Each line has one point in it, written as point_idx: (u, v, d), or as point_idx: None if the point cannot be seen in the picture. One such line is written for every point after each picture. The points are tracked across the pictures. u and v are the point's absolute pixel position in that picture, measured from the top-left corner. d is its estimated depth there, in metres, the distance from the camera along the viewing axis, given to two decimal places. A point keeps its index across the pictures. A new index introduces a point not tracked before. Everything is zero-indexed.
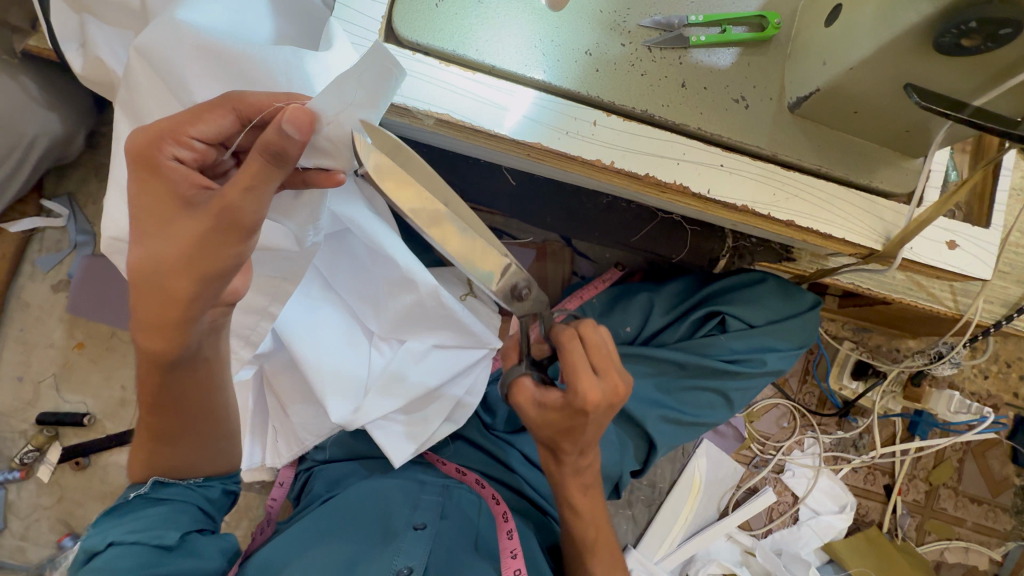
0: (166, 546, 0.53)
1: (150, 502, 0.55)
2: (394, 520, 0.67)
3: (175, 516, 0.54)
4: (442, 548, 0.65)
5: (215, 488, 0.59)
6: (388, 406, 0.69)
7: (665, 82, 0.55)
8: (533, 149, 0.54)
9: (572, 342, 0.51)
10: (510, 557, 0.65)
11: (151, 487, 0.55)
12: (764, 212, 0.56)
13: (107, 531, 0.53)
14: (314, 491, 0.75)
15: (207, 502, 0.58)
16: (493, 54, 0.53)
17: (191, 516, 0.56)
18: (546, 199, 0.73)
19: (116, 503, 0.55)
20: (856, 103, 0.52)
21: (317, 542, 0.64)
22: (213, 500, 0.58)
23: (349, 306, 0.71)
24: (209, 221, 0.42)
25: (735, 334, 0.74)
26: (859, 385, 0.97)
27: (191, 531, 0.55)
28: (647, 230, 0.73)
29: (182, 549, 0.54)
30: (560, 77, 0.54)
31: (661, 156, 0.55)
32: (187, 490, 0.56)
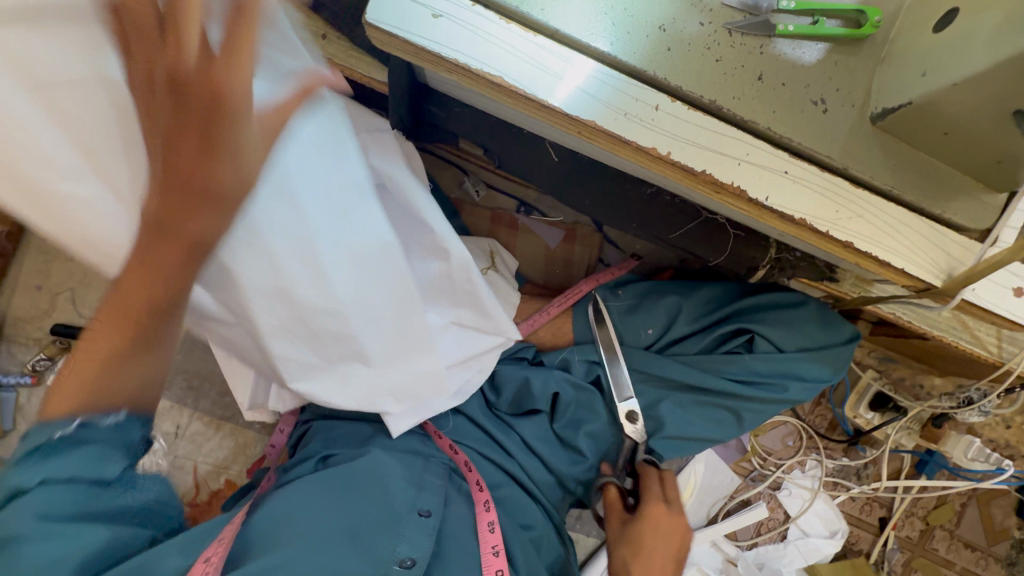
0: (105, 480, 0.53)
1: (72, 444, 0.51)
2: (396, 503, 0.65)
3: (104, 458, 0.52)
4: (442, 537, 0.65)
5: (136, 428, 0.54)
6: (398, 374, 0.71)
7: (740, 72, 0.50)
8: (586, 127, 0.50)
9: (653, 478, 0.76)
10: (494, 555, 0.65)
11: (72, 430, 0.50)
12: (822, 229, 0.52)
13: (32, 471, 0.50)
14: (313, 446, 0.75)
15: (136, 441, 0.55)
16: (559, 17, 0.48)
17: (124, 455, 0.54)
18: (586, 182, 0.69)
19: (30, 439, 0.50)
20: (947, 124, 0.47)
21: (315, 505, 0.63)
22: (133, 443, 0.54)
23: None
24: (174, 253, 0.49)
25: (762, 356, 0.71)
26: (874, 416, 0.94)
27: (129, 466, 0.55)
28: (689, 228, 0.69)
29: (119, 482, 0.55)
30: (627, 51, 0.49)
31: (723, 153, 0.50)
32: (111, 431, 0.52)
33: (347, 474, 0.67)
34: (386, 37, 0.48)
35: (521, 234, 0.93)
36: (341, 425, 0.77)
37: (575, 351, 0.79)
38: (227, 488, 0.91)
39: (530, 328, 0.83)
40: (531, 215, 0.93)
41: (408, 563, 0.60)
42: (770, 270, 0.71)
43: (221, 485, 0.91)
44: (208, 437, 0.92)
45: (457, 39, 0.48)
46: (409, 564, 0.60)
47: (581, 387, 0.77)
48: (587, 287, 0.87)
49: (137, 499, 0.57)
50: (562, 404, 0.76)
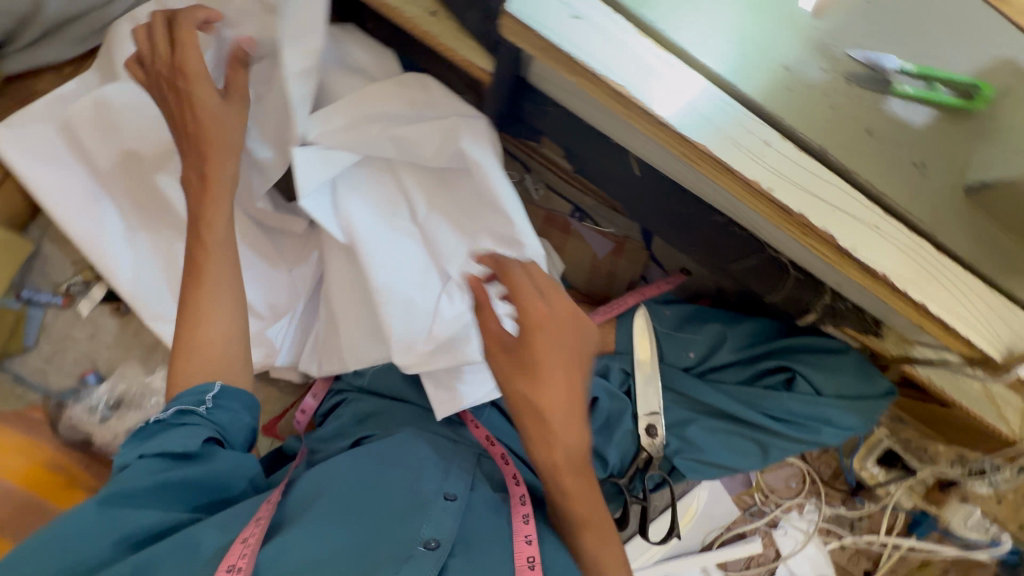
0: (186, 454, 0.61)
1: (174, 424, 0.62)
2: (424, 490, 0.66)
3: (193, 434, 0.61)
4: (467, 525, 0.65)
5: (222, 411, 0.64)
6: (448, 359, 0.72)
7: (851, 122, 0.52)
8: (694, 149, 0.50)
9: (516, 278, 0.59)
10: (524, 544, 0.64)
11: (174, 414, 0.63)
12: (902, 287, 0.52)
13: (137, 447, 0.62)
14: (342, 421, 0.81)
15: (229, 422, 0.65)
16: (690, 40, 0.50)
17: (211, 433, 0.63)
18: (662, 201, 0.70)
19: (144, 427, 0.64)
20: None
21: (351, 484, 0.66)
22: (222, 424, 0.64)
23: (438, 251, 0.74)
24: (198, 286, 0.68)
25: (800, 396, 0.73)
26: (880, 471, 0.97)
27: (210, 443, 0.63)
28: (752, 262, 0.70)
29: (201, 456, 0.62)
30: (749, 84, 0.50)
31: (822, 198, 0.51)
32: (202, 416, 0.63)
33: (381, 455, 0.71)
34: (521, 28, 0.48)
35: (570, 239, 0.95)
36: (377, 403, 0.82)
37: (615, 358, 0.81)
38: None
39: None
40: (582, 221, 0.93)
41: (433, 545, 0.60)
42: (821, 315, 0.73)
43: None
44: None
45: (590, 43, 0.48)
46: (434, 545, 0.59)
47: (617, 395, 0.78)
48: (633, 300, 0.87)
49: (207, 468, 0.62)
50: (598, 411, 0.76)
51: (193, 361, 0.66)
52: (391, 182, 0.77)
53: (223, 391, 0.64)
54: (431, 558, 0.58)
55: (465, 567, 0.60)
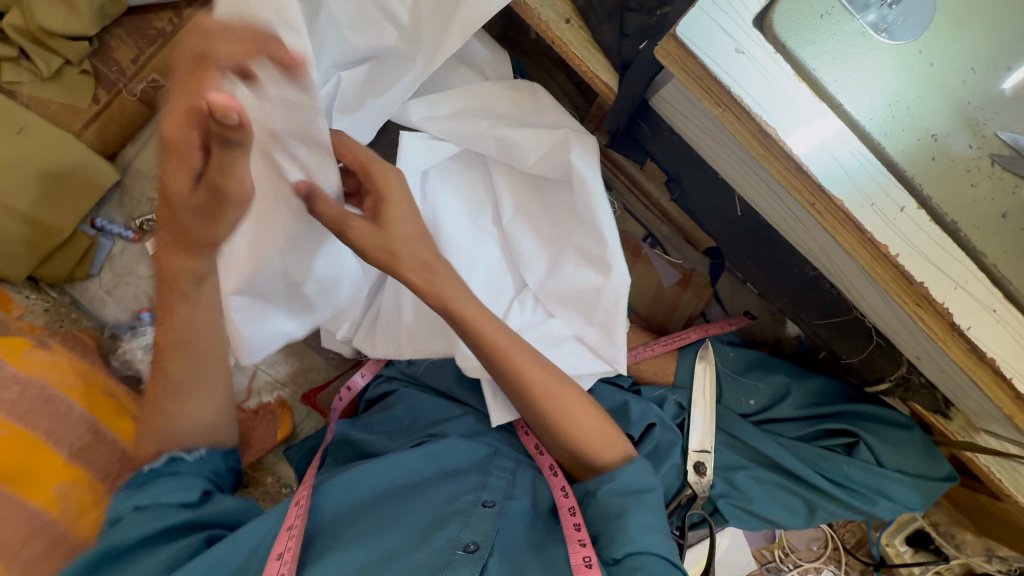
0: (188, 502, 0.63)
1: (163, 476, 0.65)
2: (461, 497, 0.65)
3: (189, 486, 0.64)
4: (505, 529, 0.63)
5: (214, 464, 0.70)
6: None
7: (988, 203, 0.51)
8: (827, 202, 0.50)
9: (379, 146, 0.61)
10: (579, 544, 0.61)
11: (165, 462, 0.66)
12: (1008, 374, 0.52)
13: (129, 499, 0.62)
14: (395, 411, 0.79)
15: (217, 472, 0.70)
16: (844, 93, 0.49)
17: (204, 483, 0.66)
18: (757, 243, 0.70)
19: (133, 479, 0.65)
20: None
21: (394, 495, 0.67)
22: (214, 475, 0.69)
23: (522, 261, 0.79)
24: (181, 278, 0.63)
25: (861, 463, 0.73)
26: (907, 550, 0.97)
27: (206, 494, 0.66)
28: (836, 321, 0.70)
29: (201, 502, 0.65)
30: (893, 148, 0.50)
31: (944, 273, 0.51)
32: (196, 465, 0.68)
33: (424, 458, 0.71)
34: (681, 53, 0.49)
35: (640, 262, 0.93)
36: (426, 397, 0.81)
37: (673, 391, 0.80)
38: (277, 404, 0.91)
39: (633, 358, 0.84)
40: (653, 248, 0.93)
41: (471, 548, 0.59)
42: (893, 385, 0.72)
43: (272, 399, 0.91)
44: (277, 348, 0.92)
45: (746, 80, 0.48)
46: (472, 549, 0.59)
47: (669, 427, 0.76)
48: (693, 334, 0.88)
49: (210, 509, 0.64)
50: (649, 437, 0.74)
51: (175, 429, 0.68)
52: (482, 181, 0.81)
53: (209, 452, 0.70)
54: (470, 562, 0.58)
55: (503, 568, 0.59)
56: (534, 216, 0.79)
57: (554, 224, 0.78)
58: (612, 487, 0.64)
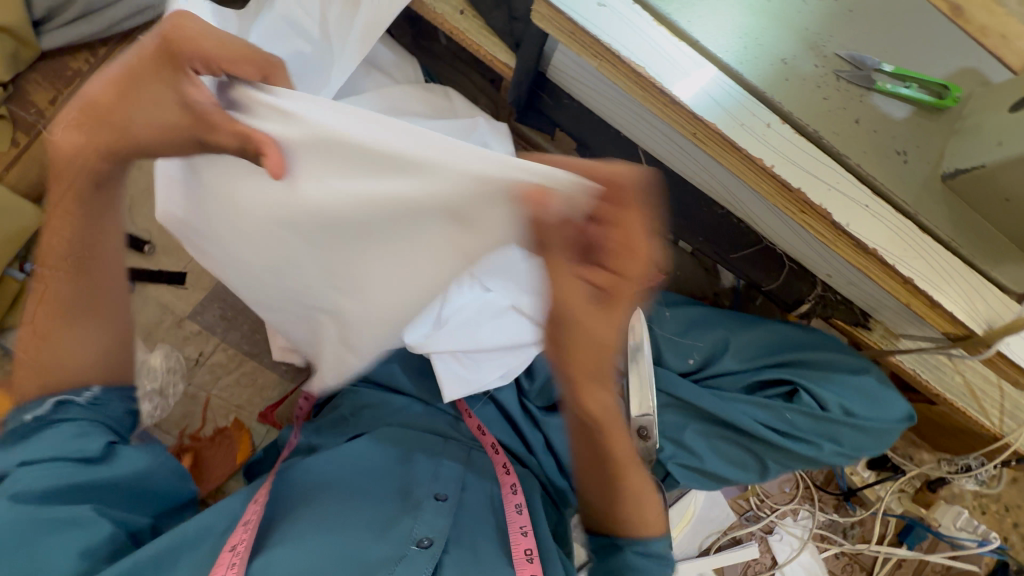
0: (87, 459, 0.57)
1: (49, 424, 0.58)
2: (415, 491, 0.66)
3: (88, 438, 0.58)
4: (461, 526, 0.65)
5: (116, 407, 0.63)
6: (455, 344, 0.73)
7: (841, 112, 0.58)
8: (704, 128, 0.56)
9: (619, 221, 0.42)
10: (521, 535, 0.64)
11: (49, 408, 0.59)
12: (891, 260, 0.58)
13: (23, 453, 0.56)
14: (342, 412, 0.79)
15: (115, 418, 0.63)
16: (699, 30, 0.56)
17: (106, 432, 0.60)
18: (666, 191, 0.75)
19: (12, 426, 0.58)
20: (1013, 190, 0.54)
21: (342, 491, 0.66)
22: (115, 418, 0.63)
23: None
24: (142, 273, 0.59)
25: (802, 410, 0.77)
26: (870, 474, 1.00)
27: (110, 445, 0.60)
28: (749, 252, 0.75)
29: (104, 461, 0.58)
30: (751, 74, 0.56)
31: (816, 177, 0.57)
32: (88, 409, 0.60)
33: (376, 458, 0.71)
34: (552, 14, 0.54)
35: None
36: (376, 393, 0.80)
37: None
38: (234, 427, 0.89)
39: None
40: None
41: (426, 543, 0.60)
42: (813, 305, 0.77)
43: (227, 424, 0.89)
44: (228, 371, 0.90)
45: (611, 28, 0.54)
46: (426, 544, 0.60)
47: None
48: None
49: (119, 472, 0.59)
50: None
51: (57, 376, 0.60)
52: None
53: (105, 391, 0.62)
54: (425, 557, 0.58)
55: (458, 563, 0.60)
56: None
57: None
58: (641, 550, 0.65)
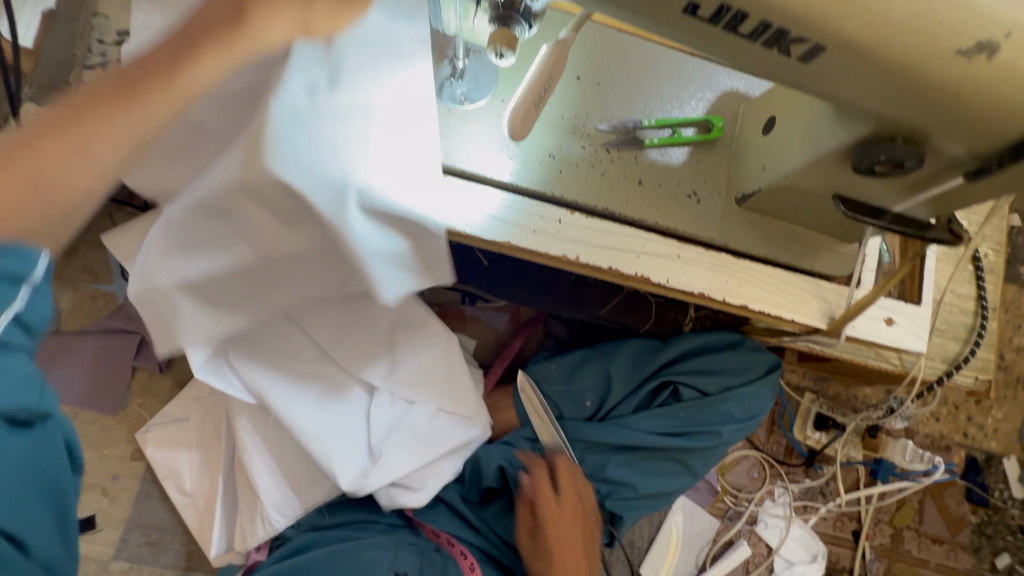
0: None
1: None
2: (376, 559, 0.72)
3: None
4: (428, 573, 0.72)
5: None
6: (394, 474, 0.72)
7: (623, 180, 0.59)
8: (502, 245, 0.57)
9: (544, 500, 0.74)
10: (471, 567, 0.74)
11: None
12: (719, 296, 0.60)
13: None
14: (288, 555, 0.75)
15: None
16: (462, 159, 0.56)
17: None
18: (517, 275, 0.77)
19: None
20: (796, 201, 0.57)
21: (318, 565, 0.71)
22: None
23: (337, 360, 0.73)
24: None
25: (691, 404, 0.77)
26: (822, 435, 1.03)
27: None
28: (614, 303, 0.79)
29: None
30: (525, 178, 0.57)
31: (623, 249, 0.58)
32: None
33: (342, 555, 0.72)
34: None
35: (468, 322, 0.97)
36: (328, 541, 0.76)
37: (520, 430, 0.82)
38: None
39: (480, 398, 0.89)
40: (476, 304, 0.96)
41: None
42: (694, 326, 0.83)
43: None
44: None
45: None
46: None
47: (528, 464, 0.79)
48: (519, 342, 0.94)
49: None
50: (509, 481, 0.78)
51: None
52: None
53: None
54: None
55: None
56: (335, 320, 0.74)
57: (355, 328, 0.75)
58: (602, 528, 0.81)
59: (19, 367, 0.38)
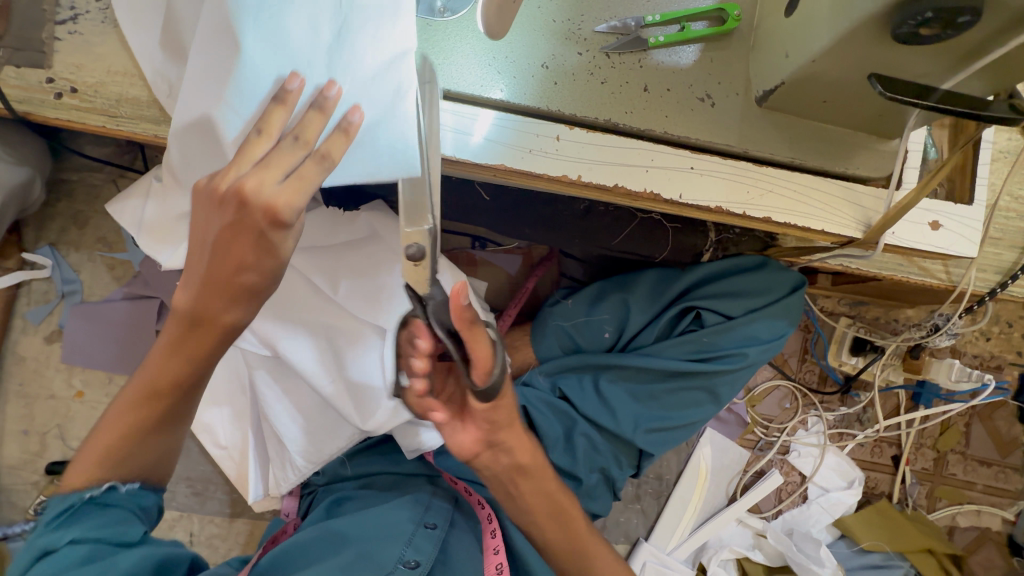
0: (126, 544, 0.50)
1: (95, 506, 0.50)
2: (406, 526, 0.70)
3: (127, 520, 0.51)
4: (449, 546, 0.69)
5: (136, 528, 0.51)
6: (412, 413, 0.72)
7: (626, 88, 0.54)
8: (497, 169, 0.53)
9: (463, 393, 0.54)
10: (493, 553, 0.67)
11: (103, 491, 0.50)
12: (738, 210, 0.55)
13: (63, 532, 0.48)
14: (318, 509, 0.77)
15: (153, 506, 0.54)
16: (446, 77, 0.52)
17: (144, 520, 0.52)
18: (521, 208, 0.73)
19: (63, 508, 0.49)
20: (826, 92, 0.50)
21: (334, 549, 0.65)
22: (149, 507, 0.53)
23: (345, 306, 0.73)
24: (144, 419, 0.50)
25: (714, 329, 0.74)
26: (858, 360, 0.96)
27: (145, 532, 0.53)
28: (628, 231, 0.74)
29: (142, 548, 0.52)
30: (518, 93, 0.52)
31: (629, 164, 0.53)
32: (128, 493, 0.51)
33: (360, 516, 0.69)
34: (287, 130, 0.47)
35: (480, 267, 0.93)
36: (350, 488, 0.78)
37: (538, 368, 0.82)
38: None
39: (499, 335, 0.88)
40: (487, 248, 0.92)
41: (431, 524, 0.69)
42: (715, 252, 0.77)
43: None
44: (224, 536, 0.92)
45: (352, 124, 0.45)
46: (432, 526, 0.69)
47: (550, 404, 0.78)
48: (531, 282, 0.91)
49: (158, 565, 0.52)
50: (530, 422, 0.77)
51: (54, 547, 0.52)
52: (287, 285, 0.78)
53: (101, 510, 0.50)
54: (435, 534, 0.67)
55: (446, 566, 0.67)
56: (344, 269, 0.73)
57: (362, 275, 0.73)
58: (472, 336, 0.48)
59: (131, 498, 0.52)
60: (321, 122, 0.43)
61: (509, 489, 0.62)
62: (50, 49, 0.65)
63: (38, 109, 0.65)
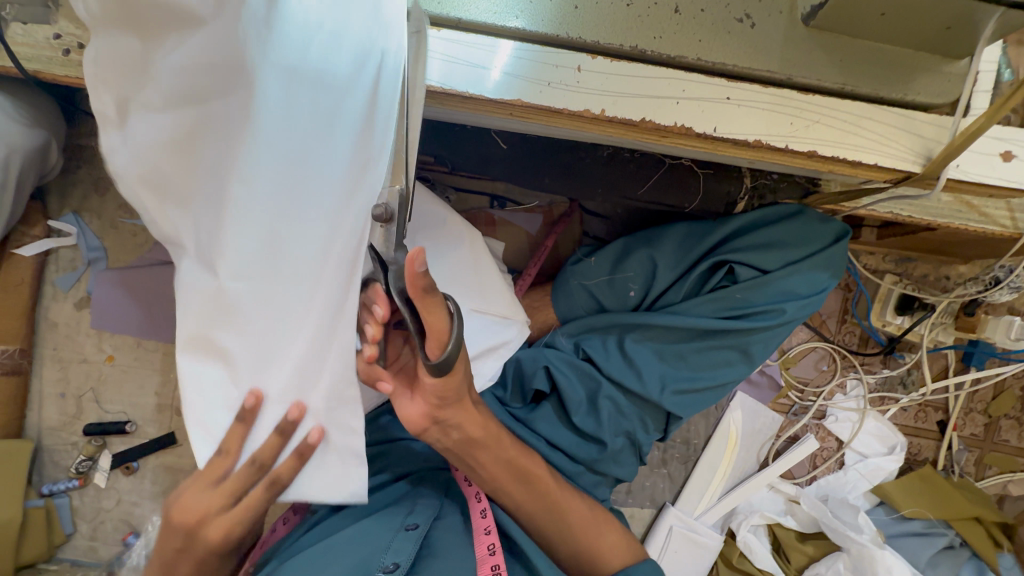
0: None
1: None
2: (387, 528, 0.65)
3: None
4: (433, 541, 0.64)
5: None
6: None
7: (655, 9, 0.48)
8: (514, 107, 0.49)
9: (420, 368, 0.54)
10: (483, 533, 0.65)
11: None
12: (780, 144, 0.50)
13: None
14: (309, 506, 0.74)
15: None
16: (458, 6, 0.48)
17: None
18: (541, 157, 0.69)
19: None
20: (884, 3, 0.44)
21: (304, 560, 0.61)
22: None
23: None
24: None
25: (749, 284, 0.69)
26: (904, 319, 0.91)
27: None
28: (656, 178, 0.69)
29: None
30: (536, 21, 0.48)
31: (658, 96, 0.49)
32: None
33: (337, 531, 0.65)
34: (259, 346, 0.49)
35: (499, 227, 0.88)
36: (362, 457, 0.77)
37: (561, 329, 0.80)
38: None
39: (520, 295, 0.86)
40: (505, 206, 0.89)
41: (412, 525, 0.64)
42: (750, 200, 0.72)
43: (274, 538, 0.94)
44: None
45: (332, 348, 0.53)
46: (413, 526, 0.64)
47: (572, 364, 0.75)
48: (552, 240, 0.88)
49: None
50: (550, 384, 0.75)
51: None
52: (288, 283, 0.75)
53: None
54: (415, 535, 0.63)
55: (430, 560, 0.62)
56: None
57: None
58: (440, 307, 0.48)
59: None
60: (278, 443, 0.47)
61: (497, 466, 0.62)
62: (54, 3, 0.63)
63: (48, 67, 0.64)
